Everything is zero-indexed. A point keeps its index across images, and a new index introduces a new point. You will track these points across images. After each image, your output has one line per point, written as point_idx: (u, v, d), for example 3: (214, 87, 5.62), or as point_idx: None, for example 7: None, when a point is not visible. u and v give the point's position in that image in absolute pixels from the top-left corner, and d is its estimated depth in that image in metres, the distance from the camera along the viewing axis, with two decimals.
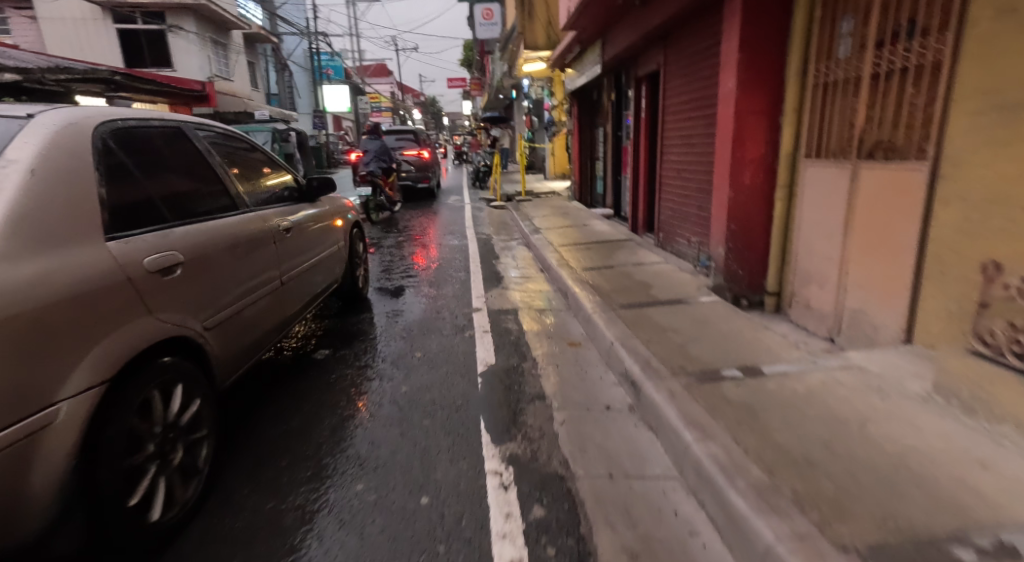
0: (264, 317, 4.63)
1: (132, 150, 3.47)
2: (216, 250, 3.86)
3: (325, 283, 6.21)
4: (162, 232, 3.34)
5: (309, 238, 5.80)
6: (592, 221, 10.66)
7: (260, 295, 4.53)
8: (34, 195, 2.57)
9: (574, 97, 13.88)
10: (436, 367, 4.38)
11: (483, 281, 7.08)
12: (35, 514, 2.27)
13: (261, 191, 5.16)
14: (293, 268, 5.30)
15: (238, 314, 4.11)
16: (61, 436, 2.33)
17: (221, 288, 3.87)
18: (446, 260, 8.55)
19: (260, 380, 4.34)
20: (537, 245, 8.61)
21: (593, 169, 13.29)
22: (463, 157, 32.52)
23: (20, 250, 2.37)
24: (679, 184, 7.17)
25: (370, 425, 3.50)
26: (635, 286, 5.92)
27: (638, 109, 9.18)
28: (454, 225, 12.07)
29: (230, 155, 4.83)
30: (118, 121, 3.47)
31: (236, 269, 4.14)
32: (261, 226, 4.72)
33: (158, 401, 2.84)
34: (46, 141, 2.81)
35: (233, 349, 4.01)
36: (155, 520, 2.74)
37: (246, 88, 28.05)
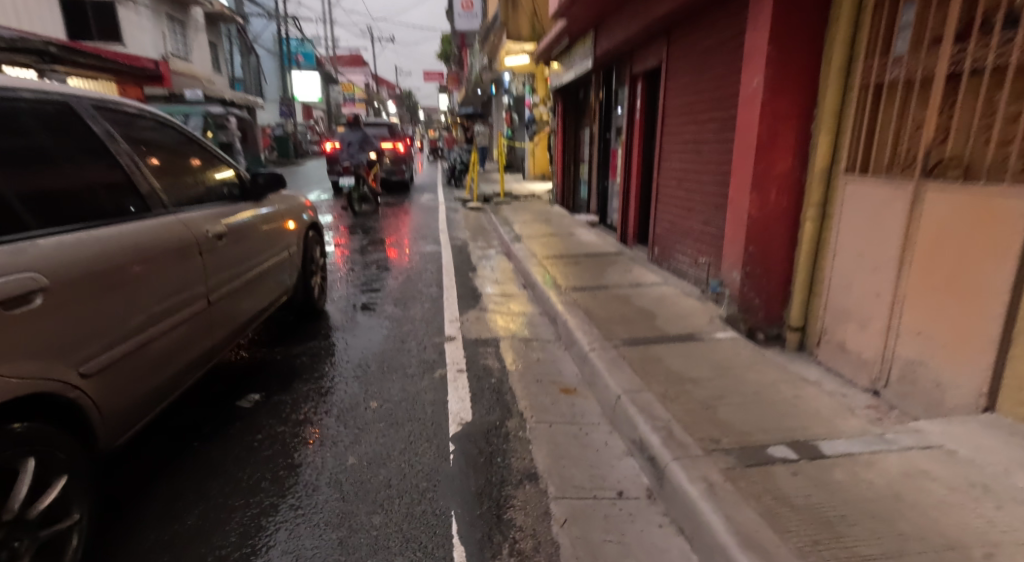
0: (184, 350, 3.68)
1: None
2: (109, 269, 2.98)
3: (271, 298, 5.22)
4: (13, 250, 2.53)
5: (255, 242, 4.83)
6: (577, 230, 9.76)
7: (181, 316, 3.62)
8: None
9: (558, 95, 13.00)
10: (386, 439, 3.37)
11: (457, 299, 6.14)
12: None
13: (191, 189, 4.17)
14: (232, 280, 4.35)
15: (143, 348, 3.25)
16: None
17: (110, 319, 2.99)
18: (417, 270, 7.56)
19: (168, 440, 3.42)
20: (518, 257, 7.71)
21: (577, 172, 12.46)
22: (438, 153, 31.56)
23: None
24: (682, 195, 6.30)
25: (294, 526, 2.63)
26: (636, 313, 5.01)
27: (632, 110, 8.29)
28: (428, 227, 11.09)
29: (148, 141, 3.87)
30: None
31: (141, 290, 3.24)
32: (187, 234, 3.76)
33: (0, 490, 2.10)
34: None
35: (134, 395, 3.17)
36: None
37: (208, 71, 26.53)
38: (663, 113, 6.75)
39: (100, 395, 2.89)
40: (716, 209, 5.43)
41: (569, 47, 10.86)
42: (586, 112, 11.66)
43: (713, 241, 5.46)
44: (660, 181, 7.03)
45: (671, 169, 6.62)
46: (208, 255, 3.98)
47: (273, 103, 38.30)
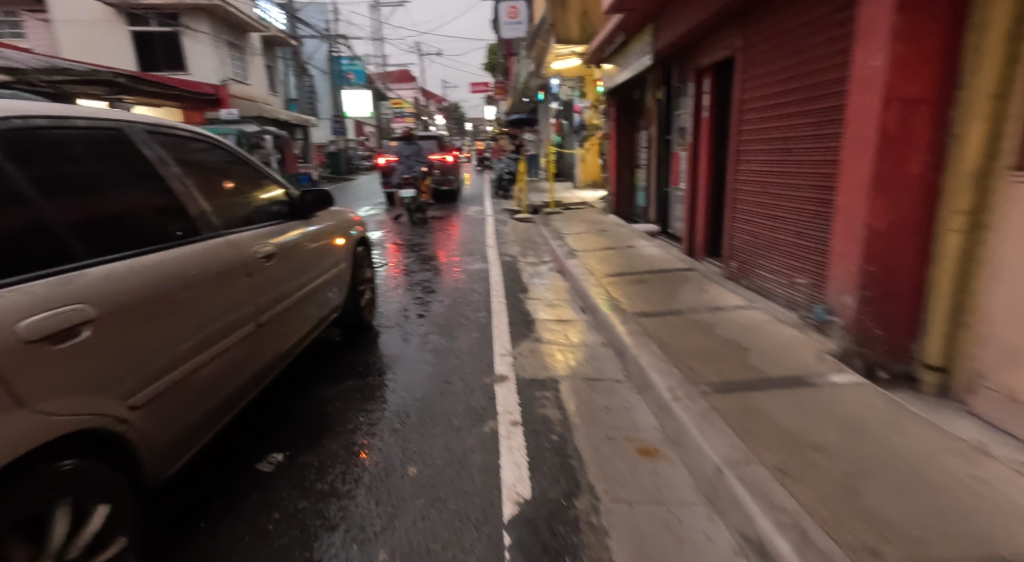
0: (237, 369, 3.23)
1: (16, 162, 2.25)
2: (157, 295, 2.59)
3: (320, 317, 4.67)
4: (58, 279, 2.17)
5: (305, 257, 4.33)
6: (637, 241, 8.94)
7: (231, 339, 3.16)
8: None
9: (612, 97, 12.22)
10: (426, 527, 2.68)
11: (508, 326, 5.47)
12: None
13: (242, 208, 3.72)
14: (282, 302, 3.85)
15: (192, 376, 2.80)
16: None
17: (159, 342, 2.58)
18: (464, 291, 6.92)
19: (213, 491, 3.05)
20: (574, 274, 6.98)
21: (634, 177, 11.68)
22: (484, 163, 31.33)
23: None
24: (765, 205, 5.43)
25: None
26: (723, 348, 4.16)
27: (697, 109, 7.43)
28: (476, 241, 10.49)
29: (200, 165, 3.41)
30: (12, 121, 2.27)
31: (191, 316, 2.82)
32: (237, 251, 3.31)
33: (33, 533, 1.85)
34: None
35: (180, 429, 2.69)
36: None
37: (264, 91, 27.20)
38: (736, 109, 5.89)
39: (151, 429, 2.48)
40: (815, 220, 4.53)
41: (623, 45, 10.08)
42: (643, 114, 10.83)
43: (813, 259, 4.55)
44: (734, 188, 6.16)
45: (748, 174, 5.78)
46: (254, 275, 3.48)
47: (324, 120, 38.98)
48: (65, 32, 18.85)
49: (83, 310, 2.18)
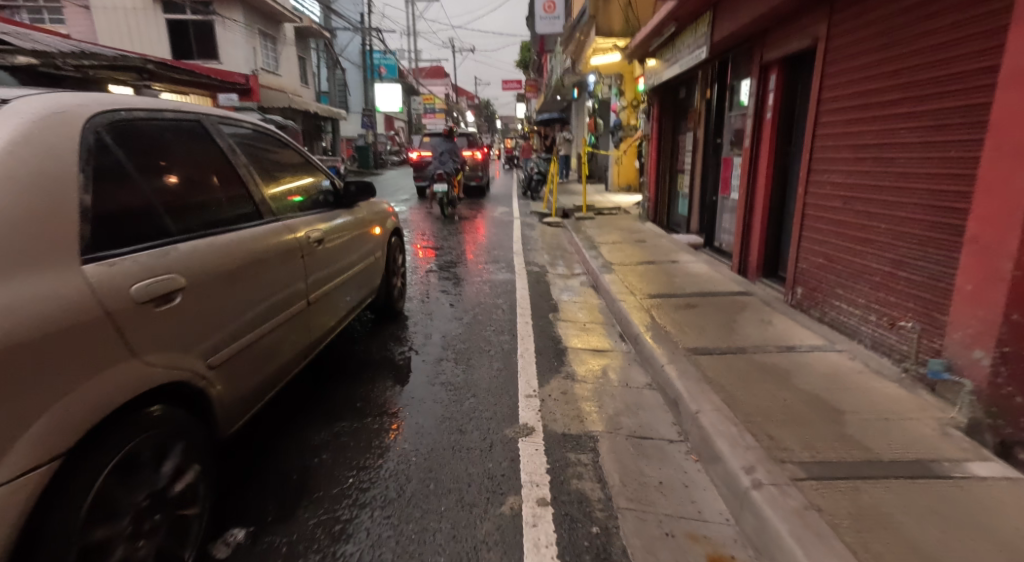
0: (289, 344, 3.38)
1: (129, 147, 2.47)
2: (232, 268, 2.76)
3: (331, 324, 4.11)
4: (163, 251, 2.39)
5: (347, 246, 4.39)
6: (681, 255, 8.05)
7: (286, 314, 3.31)
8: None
9: (655, 95, 11.29)
10: None
11: (535, 356, 4.67)
12: None
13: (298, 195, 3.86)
14: (327, 283, 3.96)
15: (255, 346, 2.97)
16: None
17: (234, 310, 2.76)
18: (487, 306, 6.14)
19: (260, 460, 3.19)
20: (612, 293, 6.14)
21: (676, 182, 10.78)
22: (514, 161, 30.58)
23: None
24: (848, 223, 4.55)
25: None
26: (806, 407, 3.32)
27: (759, 107, 6.51)
28: (503, 246, 9.71)
29: (265, 154, 3.61)
30: (121, 111, 2.49)
31: (256, 290, 2.97)
32: (293, 234, 3.47)
33: (146, 465, 2.11)
34: (16, 134, 1.99)
35: (248, 392, 2.88)
36: None
37: (296, 82, 26.90)
38: (813, 106, 4.99)
39: (227, 390, 2.67)
40: (930, 249, 3.65)
41: (673, 38, 9.20)
42: (690, 114, 9.93)
43: (922, 298, 3.69)
44: (803, 199, 5.26)
45: (823, 183, 4.92)
46: (261, 272, 3.06)
47: (354, 113, 38.61)
48: (100, 18, 18.75)
49: (181, 277, 2.40)
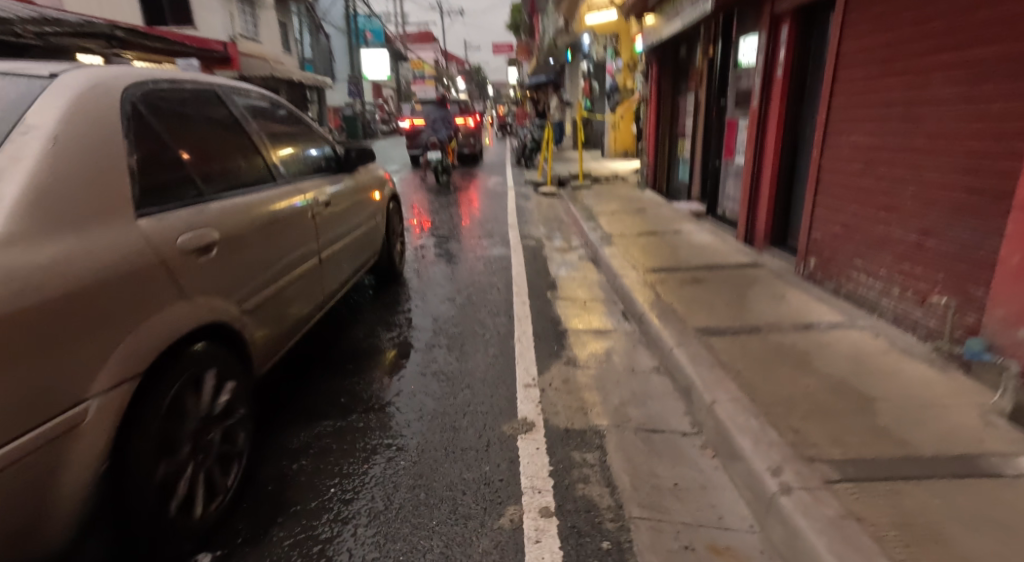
0: (305, 297, 3.66)
1: (161, 116, 2.69)
2: (256, 226, 3.02)
3: (340, 283, 4.37)
4: (192, 208, 2.61)
5: (351, 210, 4.62)
6: (683, 225, 7.69)
7: (299, 269, 3.55)
8: (62, 164, 2.04)
9: (654, 55, 10.79)
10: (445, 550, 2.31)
11: (534, 340, 4.38)
12: (81, 466, 1.88)
13: (304, 159, 4.07)
14: (335, 243, 4.22)
15: (279, 296, 3.26)
16: (62, 462, 1.83)
17: (260, 263, 3.03)
18: (482, 285, 5.81)
19: (283, 405, 3.50)
20: (612, 268, 5.82)
21: (676, 147, 10.38)
22: (507, 129, 29.88)
23: (39, 229, 1.86)
24: (866, 186, 4.23)
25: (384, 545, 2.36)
26: (832, 394, 3.04)
27: (768, 63, 6.17)
28: (497, 218, 9.33)
29: (274, 122, 3.83)
30: (151, 81, 2.71)
31: (276, 246, 3.23)
32: (305, 199, 3.71)
33: (198, 389, 2.38)
34: (71, 103, 2.19)
35: (274, 337, 3.19)
36: (186, 518, 2.30)
37: (280, 51, 25.97)
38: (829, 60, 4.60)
39: (258, 334, 2.97)
40: (966, 215, 3.33)
41: None
42: (692, 74, 9.51)
43: (957, 271, 3.38)
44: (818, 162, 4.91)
45: (839, 143, 4.57)
46: (274, 234, 3.22)
47: (341, 82, 37.56)
48: None
49: (210, 229, 2.63)
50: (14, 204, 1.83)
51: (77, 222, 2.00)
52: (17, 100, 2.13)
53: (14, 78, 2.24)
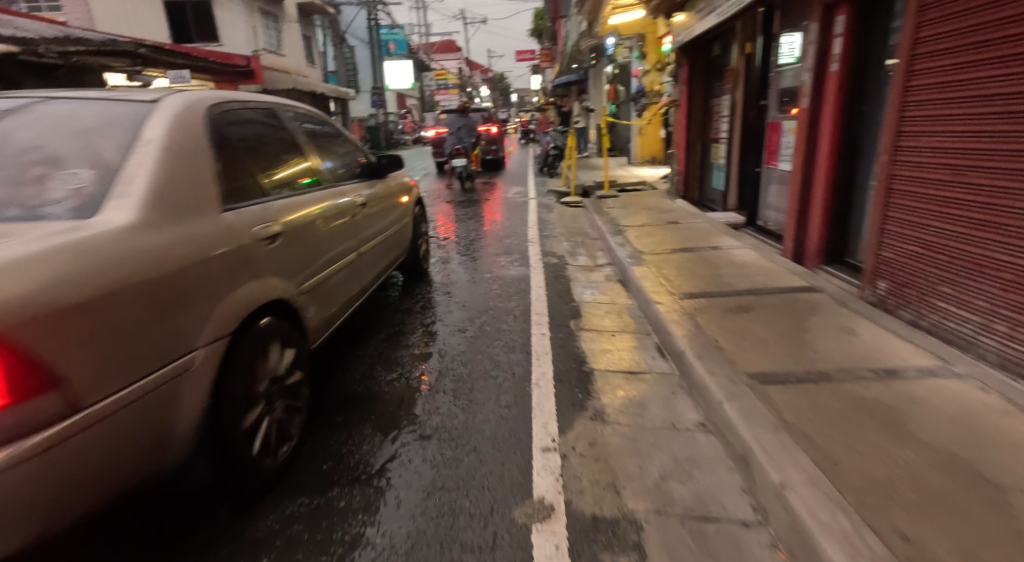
0: (348, 286, 4.09)
1: (236, 130, 3.20)
2: (308, 219, 3.46)
3: (375, 276, 4.79)
4: (262, 204, 3.10)
5: (383, 213, 5.01)
6: (721, 239, 6.96)
7: (343, 261, 3.97)
8: (170, 168, 2.54)
9: (683, 56, 10.16)
10: (476, 496, 2.67)
11: (554, 381, 3.74)
12: (187, 411, 2.31)
13: (341, 166, 4.48)
14: (371, 239, 4.64)
15: (328, 282, 3.68)
16: (180, 398, 2.28)
17: (313, 252, 3.47)
18: (498, 311, 5.16)
19: (328, 381, 3.92)
20: (644, 291, 5.15)
21: (709, 153, 9.69)
22: (530, 136, 29.37)
23: (157, 218, 2.35)
24: (953, 200, 3.80)
25: (420, 490, 2.74)
26: (942, 476, 2.35)
27: (820, 60, 5.69)
28: (517, 232, 8.72)
29: (317, 134, 4.29)
30: (224, 103, 3.21)
31: (325, 238, 3.66)
32: (346, 201, 4.13)
33: (267, 356, 2.80)
34: (173, 121, 2.73)
35: (325, 317, 3.62)
36: (262, 461, 2.73)
37: (302, 63, 25.92)
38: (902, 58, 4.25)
39: (314, 312, 3.42)
40: None
41: None
42: (726, 74, 8.87)
43: None
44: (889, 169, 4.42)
45: (915, 148, 4.17)
46: (323, 229, 3.64)
47: (364, 93, 37.53)
48: None
49: (275, 221, 3.10)
50: (139, 198, 2.34)
51: (187, 212, 2.52)
52: (133, 123, 2.68)
53: (127, 106, 2.80)
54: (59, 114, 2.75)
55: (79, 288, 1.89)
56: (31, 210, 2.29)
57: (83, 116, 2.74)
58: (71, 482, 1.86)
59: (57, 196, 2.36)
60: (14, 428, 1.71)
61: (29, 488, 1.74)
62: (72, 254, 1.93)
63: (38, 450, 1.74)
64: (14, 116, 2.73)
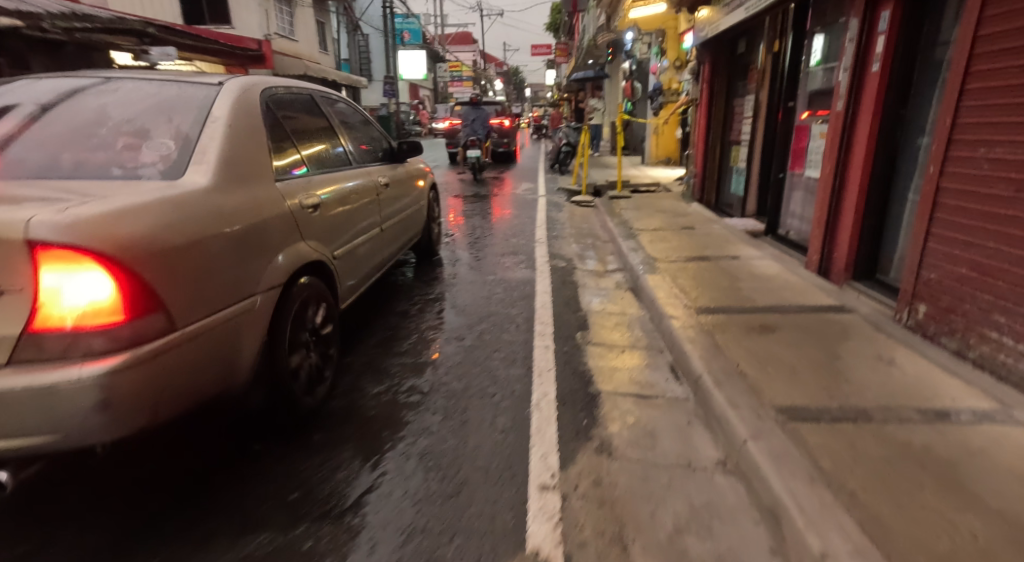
0: (371, 256, 4.54)
1: (283, 114, 3.65)
2: (340, 193, 3.90)
3: (394, 249, 5.25)
4: (304, 178, 3.55)
5: (402, 194, 5.44)
6: (740, 249, 6.56)
7: (368, 234, 4.42)
8: (234, 142, 2.97)
9: (705, 52, 9.73)
10: (489, 434, 3.05)
11: (556, 401, 3.38)
12: (251, 348, 2.74)
13: (365, 149, 4.89)
14: (392, 216, 5.09)
15: (355, 251, 4.14)
16: (245, 336, 2.72)
17: (344, 222, 3.92)
18: (500, 317, 4.79)
19: (350, 341, 4.32)
20: (658, 303, 4.78)
21: (729, 156, 9.28)
22: (542, 133, 28.99)
23: (225, 182, 2.79)
24: (1014, 218, 3.50)
25: (436, 426, 3.13)
26: (1017, 557, 1.99)
27: (860, 59, 5.26)
28: (524, 231, 8.36)
29: (346, 120, 4.71)
30: (274, 88, 3.65)
31: (353, 212, 4.11)
32: (370, 180, 4.56)
33: (308, 309, 3.26)
34: (235, 102, 3.15)
35: (352, 280, 4.06)
36: (303, 399, 3.15)
37: (314, 49, 25.56)
38: (958, 59, 3.95)
39: (344, 274, 3.90)
40: None
41: None
42: (751, 73, 8.47)
43: None
44: (936, 180, 4.10)
45: (969, 159, 3.84)
46: (352, 204, 4.08)
47: (377, 82, 37.15)
48: None
49: (315, 193, 3.55)
50: (212, 166, 2.78)
51: (246, 178, 2.95)
52: (202, 102, 3.10)
53: (196, 86, 3.22)
54: (140, 90, 3.18)
55: (171, 238, 2.31)
56: (129, 171, 2.71)
57: (162, 95, 3.17)
58: (166, 392, 2.28)
59: (147, 160, 2.78)
60: (129, 339, 2.14)
61: (137, 388, 2.15)
62: (170, 206, 2.39)
63: (143, 359, 2.15)
64: (93, 93, 3.12)
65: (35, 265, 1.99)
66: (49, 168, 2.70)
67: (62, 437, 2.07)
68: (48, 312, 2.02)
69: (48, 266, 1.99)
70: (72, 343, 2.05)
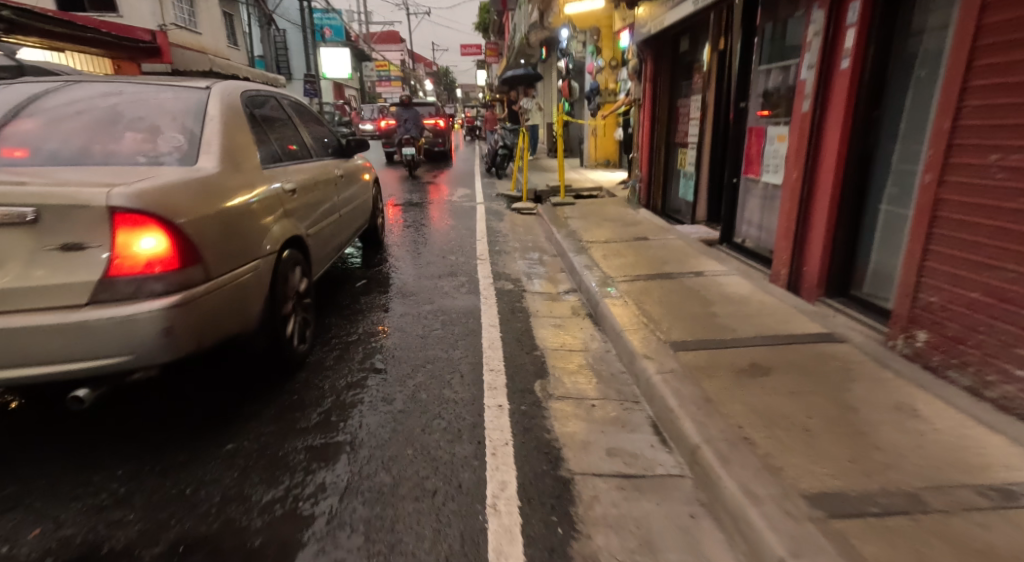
0: (342, 230, 4.63)
1: (256, 111, 3.65)
2: (316, 177, 4.06)
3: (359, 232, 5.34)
4: (282, 165, 3.67)
5: (357, 190, 5.12)
6: (704, 264, 5.95)
7: (338, 217, 4.51)
8: (229, 134, 3.18)
9: (646, 49, 9.16)
10: (453, 401, 3.40)
11: (518, 492, 2.59)
12: (255, 307, 3.05)
13: (317, 146, 4.48)
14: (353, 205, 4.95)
15: (330, 235, 4.31)
16: (253, 298, 3.03)
17: (320, 203, 4.08)
18: (439, 364, 3.91)
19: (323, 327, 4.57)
20: (626, 339, 4.02)
21: (677, 159, 8.75)
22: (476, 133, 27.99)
23: (228, 167, 3.04)
24: None
25: (405, 390, 3.52)
26: None
27: (828, 54, 4.71)
28: (463, 245, 7.49)
29: (295, 116, 4.28)
30: (236, 88, 3.56)
31: (324, 196, 4.18)
32: (331, 173, 4.40)
33: (292, 275, 3.53)
34: (224, 100, 3.36)
35: (327, 255, 4.27)
36: (289, 354, 3.49)
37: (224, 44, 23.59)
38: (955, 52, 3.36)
39: (321, 249, 4.09)
40: None
41: None
42: (696, 71, 7.96)
43: None
44: (930, 192, 3.52)
45: (972, 168, 3.27)
46: (318, 190, 4.06)
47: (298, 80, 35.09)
48: None
49: (294, 176, 3.72)
50: (216, 152, 3.02)
51: (242, 165, 3.16)
52: (193, 101, 3.28)
53: (183, 86, 3.39)
54: (130, 91, 3.33)
55: (198, 213, 2.63)
56: (152, 159, 2.88)
57: (150, 94, 3.30)
58: (202, 338, 2.64)
59: (164, 149, 2.96)
60: (181, 285, 2.54)
61: (192, 325, 2.56)
62: (197, 184, 2.72)
63: (192, 301, 2.55)
64: (96, 96, 3.21)
65: (113, 228, 2.37)
66: (76, 159, 2.80)
67: (132, 358, 2.44)
68: (124, 262, 2.39)
69: (124, 229, 2.38)
70: (139, 286, 2.44)
